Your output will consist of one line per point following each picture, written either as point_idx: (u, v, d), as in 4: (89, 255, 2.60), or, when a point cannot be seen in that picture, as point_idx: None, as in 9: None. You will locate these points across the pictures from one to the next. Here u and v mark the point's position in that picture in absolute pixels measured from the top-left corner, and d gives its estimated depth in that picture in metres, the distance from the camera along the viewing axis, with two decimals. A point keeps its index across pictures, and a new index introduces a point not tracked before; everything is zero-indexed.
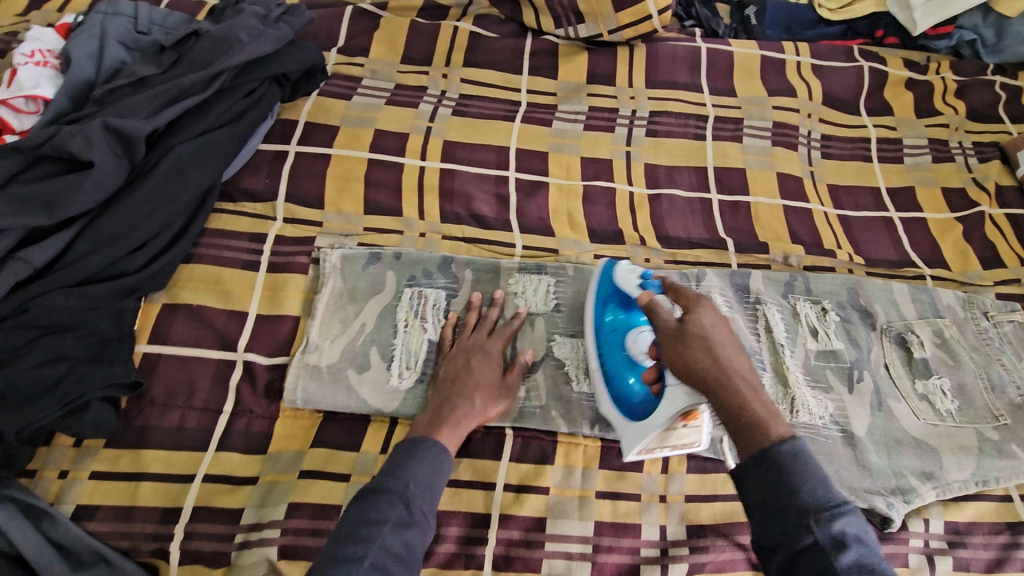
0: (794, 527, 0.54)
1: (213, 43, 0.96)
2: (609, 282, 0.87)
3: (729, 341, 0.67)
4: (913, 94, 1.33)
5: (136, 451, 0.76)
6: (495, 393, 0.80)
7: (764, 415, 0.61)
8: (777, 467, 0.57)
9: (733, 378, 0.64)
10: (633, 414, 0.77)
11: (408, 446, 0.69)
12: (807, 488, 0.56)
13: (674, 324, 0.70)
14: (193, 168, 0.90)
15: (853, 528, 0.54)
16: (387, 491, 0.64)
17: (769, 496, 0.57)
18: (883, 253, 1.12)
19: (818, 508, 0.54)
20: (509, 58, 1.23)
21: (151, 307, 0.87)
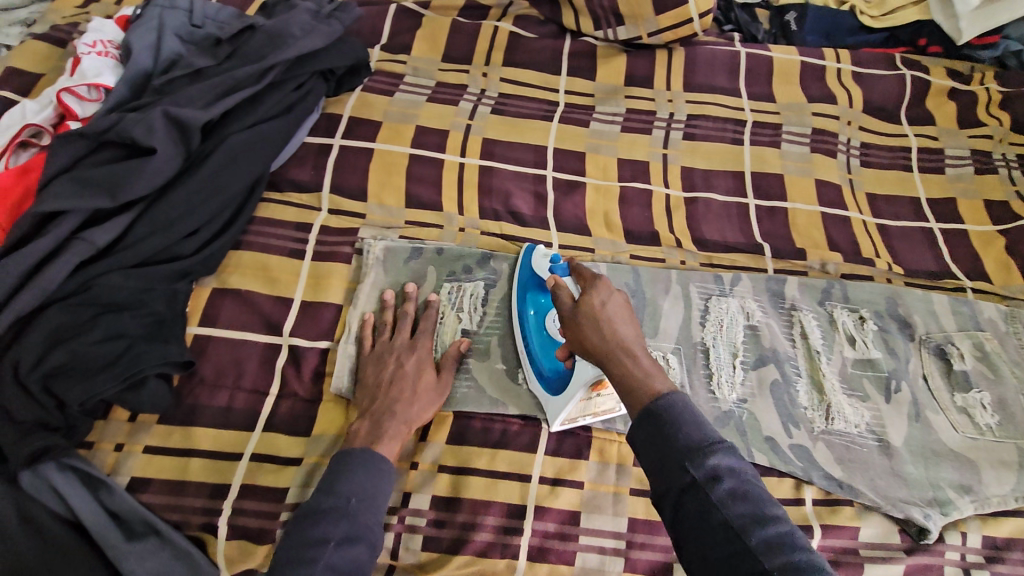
0: (676, 472, 0.56)
1: (268, 38, 0.99)
2: (527, 267, 0.91)
3: (618, 316, 0.69)
4: (956, 104, 1.31)
5: (187, 428, 0.79)
6: (430, 395, 0.81)
7: (643, 379, 0.63)
8: (656, 420, 0.58)
9: (623, 356, 0.66)
10: (553, 389, 0.81)
11: (342, 460, 0.70)
12: (684, 433, 0.57)
13: (570, 305, 0.72)
14: (245, 157, 0.93)
15: (729, 462, 0.56)
16: (328, 509, 0.65)
17: (652, 447, 0.58)
18: (922, 263, 1.11)
19: (692, 449, 0.56)
20: (549, 58, 1.25)
21: (202, 291, 0.90)
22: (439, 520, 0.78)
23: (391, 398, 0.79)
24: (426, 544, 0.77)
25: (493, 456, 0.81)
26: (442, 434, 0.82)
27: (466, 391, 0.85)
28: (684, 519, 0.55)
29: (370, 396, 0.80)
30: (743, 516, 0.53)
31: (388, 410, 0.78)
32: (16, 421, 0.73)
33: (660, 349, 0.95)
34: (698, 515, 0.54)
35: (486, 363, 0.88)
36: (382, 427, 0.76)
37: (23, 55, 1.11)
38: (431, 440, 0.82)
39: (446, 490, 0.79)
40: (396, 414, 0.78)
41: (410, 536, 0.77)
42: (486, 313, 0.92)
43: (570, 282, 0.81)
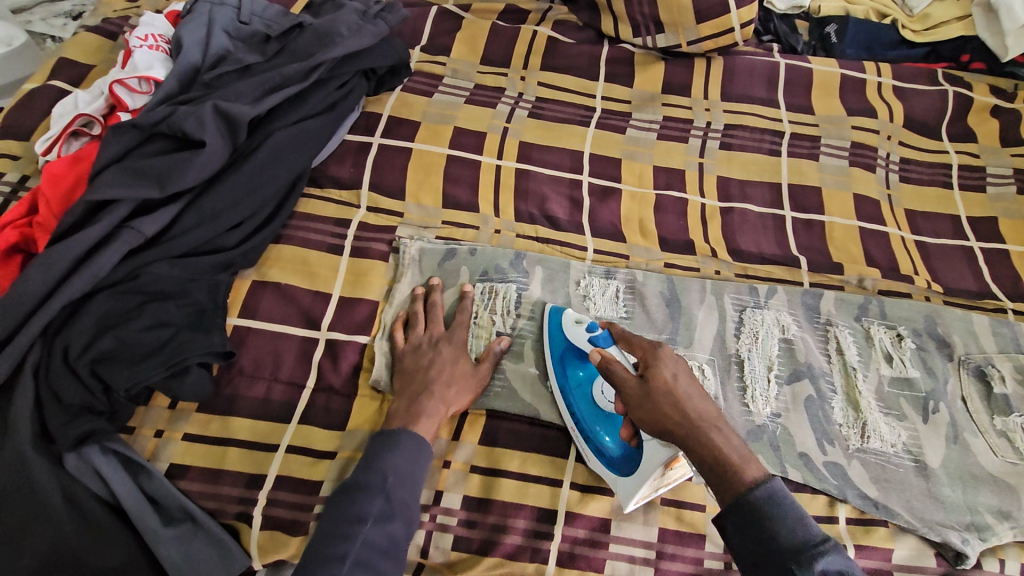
0: (780, 572, 0.58)
1: (315, 36, 1.01)
2: (559, 340, 0.86)
3: (690, 389, 0.72)
4: (998, 122, 1.29)
5: (226, 418, 0.80)
6: (469, 386, 0.82)
7: (736, 459, 0.66)
8: (756, 516, 0.61)
9: (707, 429, 0.68)
10: (622, 468, 0.77)
11: (383, 437, 0.71)
12: (787, 531, 0.59)
13: (637, 381, 0.74)
14: (289, 152, 0.95)
15: (835, 565, 0.57)
16: (365, 487, 0.66)
17: (753, 543, 0.60)
18: (961, 282, 1.09)
19: (798, 552, 0.58)
20: (586, 64, 1.25)
21: (242, 284, 0.91)
22: (470, 520, 0.77)
23: (428, 378, 0.81)
24: (457, 544, 0.76)
25: (525, 459, 0.81)
26: (474, 435, 0.83)
27: (500, 391, 0.85)
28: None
29: (404, 379, 0.82)
30: None
31: (423, 391, 0.79)
32: (64, 403, 0.73)
33: (694, 360, 0.94)
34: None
35: (520, 366, 0.88)
36: (421, 403, 0.78)
37: (75, 46, 1.14)
38: (463, 440, 0.82)
39: (477, 491, 0.79)
40: (432, 394, 0.79)
41: (441, 535, 0.77)
42: (521, 315, 0.93)
43: (620, 355, 0.81)
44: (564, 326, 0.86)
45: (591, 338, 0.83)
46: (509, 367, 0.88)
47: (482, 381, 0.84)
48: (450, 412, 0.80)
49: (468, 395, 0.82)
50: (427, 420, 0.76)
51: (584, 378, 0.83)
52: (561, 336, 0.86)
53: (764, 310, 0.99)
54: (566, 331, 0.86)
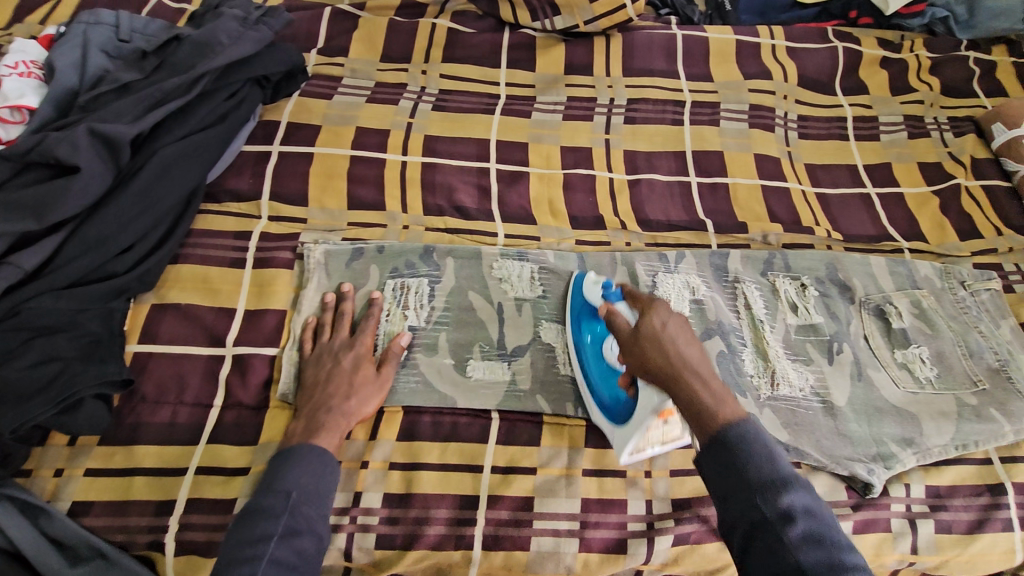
0: (745, 505, 0.56)
1: (194, 47, 0.98)
2: (580, 297, 0.90)
3: (682, 336, 0.68)
4: (888, 72, 1.35)
5: (129, 448, 0.78)
6: (369, 390, 0.81)
7: (712, 405, 0.62)
8: (728, 452, 0.58)
9: (689, 377, 0.65)
10: (619, 418, 0.79)
11: (283, 457, 0.72)
12: (756, 468, 0.57)
13: (628, 330, 0.71)
14: (177, 169, 0.93)
15: (802, 501, 0.55)
16: (268, 508, 0.66)
17: (722, 479, 0.57)
18: (860, 228, 1.14)
19: (767, 487, 0.56)
20: (487, 52, 1.25)
21: (141, 308, 0.88)
22: (392, 517, 0.77)
23: (327, 394, 0.80)
24: (380, 543, 0.76)
25: (444, 449, 0.82)
26: (392, 432, 0.82)
27: (415, 386, 0.85)
28: (753, 557, 0.54)
29: (306, 395, 0.81)
30: (814, 560, 0.52)
31: (323, 406, 0.79)
32: None
33: None
34: (767, 553, 0.53)
35: (435, 358, 0.88)
36: (319, 420, 0.77)
37: None
38: (380, 438, 0.82)
39: (398, 487, 0.79)
40: (332, 408, 0.79)
41: (363, 536, 0.76)
42: (434, 307, 0.93)
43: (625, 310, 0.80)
44: (584, 283, 0.90)
45: (602, 295, 0.85)
46: (424, 360, 0.88)
47: (384, 384, 0.83)
48: (351, 425, 0.80)
49: (371, 398, 0.81)
50: (327, 432, 0.76)
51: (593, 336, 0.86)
52: (580, 296, 0.90)
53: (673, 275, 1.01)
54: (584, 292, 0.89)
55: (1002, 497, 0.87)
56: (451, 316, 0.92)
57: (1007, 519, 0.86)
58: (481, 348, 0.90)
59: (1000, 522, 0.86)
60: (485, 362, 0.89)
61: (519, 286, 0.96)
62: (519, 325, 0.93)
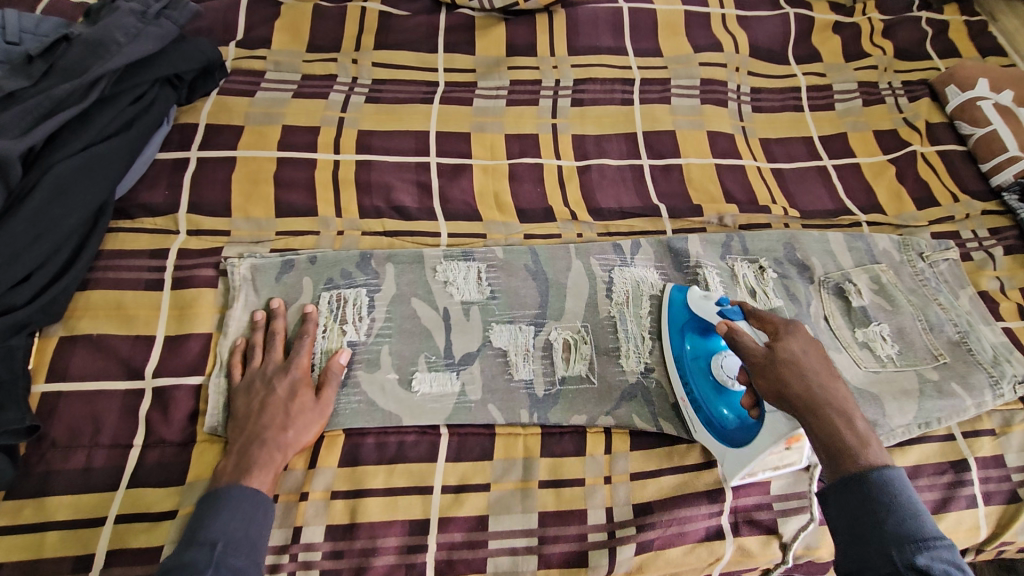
0: (876, 554, 0.58)
1: (86, 48, 0.87)
2: (683, 310, 0.86)
3: (821, 368, 0.67)
4: (840, 38, 1.31)
5: (40, 500, 0.71)
6: (307, 418, 0.75)
7: (854, 447, 0.62)
8: (865, 498, 0.60)
9: (831, 412, 0.63)
10: (732, 440, 0.76)
11: (208, 504, 0.66)
12: (894, 523, 0.58)
13: (762, 351, 0.69)
14: (77, 186, 0.83)
15: (940, 562, 0.56)
16: (189, 563, 0.60)
17: (854, 525, 0.60)
18: (817, 203, 1.11)
19: (904, 543, 0.57)
20: (423, 35, 1.17)
21: (47, 342, 0.80)
22: (337, 550, 0.72)
23: (260, 424, 0.74)
24: None
25: (390, 472, 0.77)
26: (333, 459, 0.77)
27: (356, 407, 0.80)
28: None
29: (236, 427, 0.74)
30: None
31: (257, 438, 0.72)
32: None
33: (566, 329, 0.89)
34: None
35: (376, 374, 0.82)
36: (250, 454, 0.71)
37: None
38: (320, 467, 0.76)
39: (341, 517, 0.74)
40: (266, 441, 0.72)
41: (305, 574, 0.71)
42: (374, 319, 0.86)
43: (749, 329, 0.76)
44: (689, 296, 0.85)
45: (718, 311, 0.80)
46: (365, 377, 0.82)
47: (323, 409, 0.77)
48: (290, 457, 0.74)
49: (310, 427, 0.75)
50: (259, 469, 0.70)
51: (697, 352, 0.82)
52: (685, 308, 0.85)
53: (630, 265, 0.95)
54: (690, 304, 0.84)
55: (965, 474, 0.86)
56: (393, 326, 0.86)
57: (970, 496, 0.85)
58: (426, 359, 0.84)
59: (963, 500, 0.85)
60: (431, 373, 0.83)
61: (465, 289, 0.90)
62: (467, 331, 0.87)
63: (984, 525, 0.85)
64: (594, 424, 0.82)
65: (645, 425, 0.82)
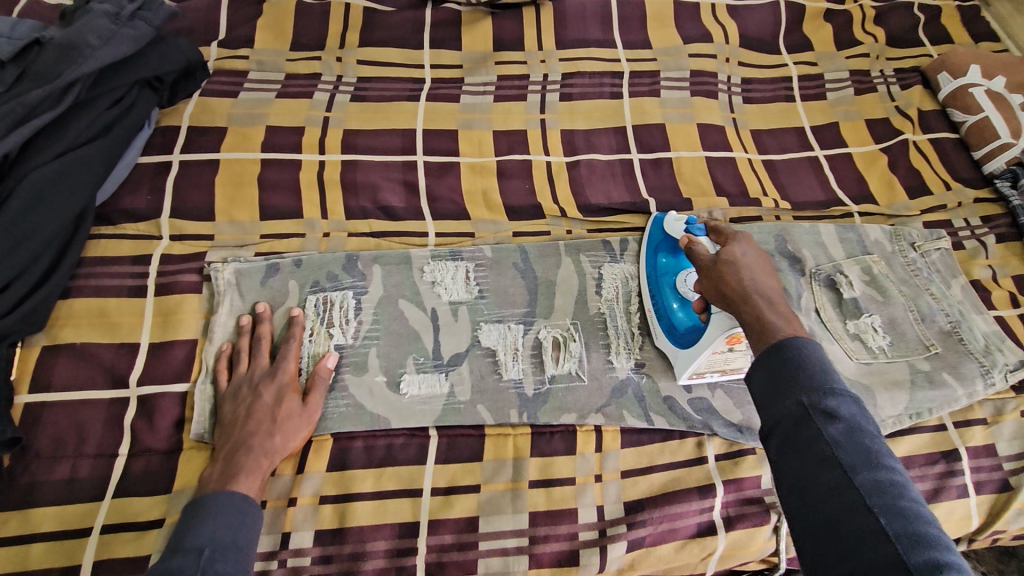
0: (789, 401, 0.54)
1: (59, 52, 0.85)
2: (660, 230, 0.90)
3: (759, 268, 0.70)
4: (832, 26, 1.29)
5: (25, 512, 0.70)
6: (294, 422, 0.74)
7: (777, 322, 0.62)
8: (781, 356, 0.57)
9: (760, 300, 0.66)
10: (683, 342, 0.82)
11: (191, 515, 0.64)
12: (807, 371, 0.55)
13: (708, 256, 0.73)
14: (55, 194, 0.82)
15: (848, 406, 0.53)
16: (176, 570, 0.58)
17: (770, 380, 0.56)
18: (809, 194, 1.10)
19: (815, 388, 0.54)
20: (408, 32, 1.15)
21: (30, 352, 0.79)
22: (326, 555, 0.72)
23: (247, 431, 0.73)
24: None
25: (379, 476, 0.76)
26: (321, 463, 0.76)
27: (344, 411, 0.79)
28: (789, 452, 0.53)
29: (223, 433, 0.74)
30: (854, 458, 0.50)
31: (244, 444, 0.72)
32: None
33: (556, 327, 0.88)
34: (805, 447, 0.51)
35: (364, 377, 0.82)
36: (236, 461, 0.70)
37: None
38: (308, 471, 0.76)
39: (330, 521, 0.73)
40: (253, 447, 0.71)
41: None
42: (361, 322, 0.86)
43: (707, 242, 0.79)
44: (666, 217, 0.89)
45: (686, 228, 0.84)
46: (353, 380, 0.81)
47: (310, 414, 0.76)
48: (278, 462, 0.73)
49: (298, 432, 0.74)
50: (246, 476, 0.69)
51: (669, 265, 0.87)
52: (661, 230, 0.90)
53: (620, 262, 0.94)
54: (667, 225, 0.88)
55: (957, 464, 0.86)
56: (381, 329, 0.85)
57: (962, 486, 0.85)
58: (415, 361, 0.84)
59: (955, 490, 0.85)
60: (420, 375, 0.82)
61: (453, 289, 0.89)
62: (455, 332, 0.86)
63: (976, 514, 0.85)
64: (584, 423, 0.82)
65: (635, 422, 0.82)
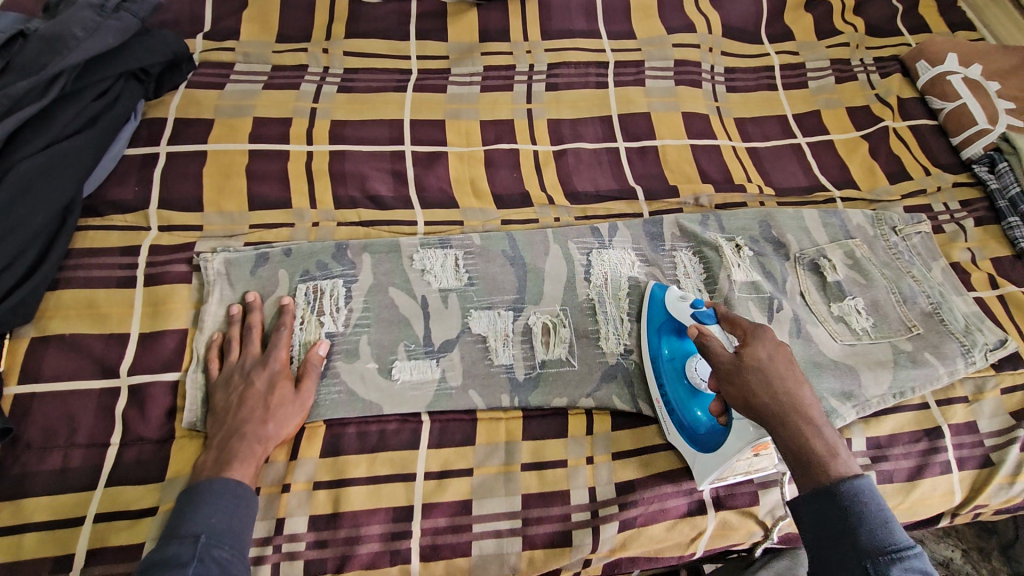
0: (852, 566, 0.56)
1: (43, 44, 0.84)
2: (661, 310, 0.85)
3: (787, 371, 0.64)
4: (813, 16, 1.31)
5: (16, 502, 0.70)
6: (286, 408, 0.75)
7: (823, 453, 0.60)
8: (839, 509, 0.58)
9: (797, 419, 0.61)
10: (703, 445, 0.76)
11: (186, 499, 0.65)
12: (867, 531, 0.56)
13: (729, 356, 0.67)
14: (42, 185, 0.82)
15: (915, 570, 0.54)
16: (173, 558, 0.59)
17: (829, 536, 0.58)
18: (792, 180, 1.12)
19: (878, 554, 0.55)
20: (394, 23, 1.15)
21: (19, 343, 0.79)
22: (321, 540, 0.72)
23: (240, 418, 0.73)
24: (309, 568, 0.71)
25: (373, 461, 0.77)
26: (314, 450, 0.77)
27: (336, 397, 0.80)
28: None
29: (216, 420, 0.74)
30: None
31: (237, 431, 0.72)
32: None
33: (546, 313, 0.89)
34: None
35: (356, 364, 0.82)
36: (231, 448, 0.71)
37: None
38: (301, 458, 0.76)
39: (324, 507, 0.74)
40: (246, 434, 0.72)
41: (290, 564, 0.71)
42: (352, 310, 0.86)
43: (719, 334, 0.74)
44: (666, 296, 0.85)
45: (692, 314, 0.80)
46: (344, 368, 0.82)
47: (302, 401, 0.76)
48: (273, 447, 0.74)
49: (290, 418, 0.75)
50: (241, 462, 0.70)
51: (674, 355, 0.81)
52: (664, 310, 0.84)
53: (607, 248, 0.95)
54: (669, 305, 0.84)
55: (939, 441, 0.88)
56: (372, 317, 0.86)
57: (945, 462, 0.87)
58: (406, 347, 0.84)
59: (938, 466, 0.87)
60: (411, 361, 0.83)
61: (443, 276, 0.90)
62: (446, 318, 0.87)
63: (959, 490, 0.87)
64: (575, 406, 0.83)
65: (625, 406, 0.83)
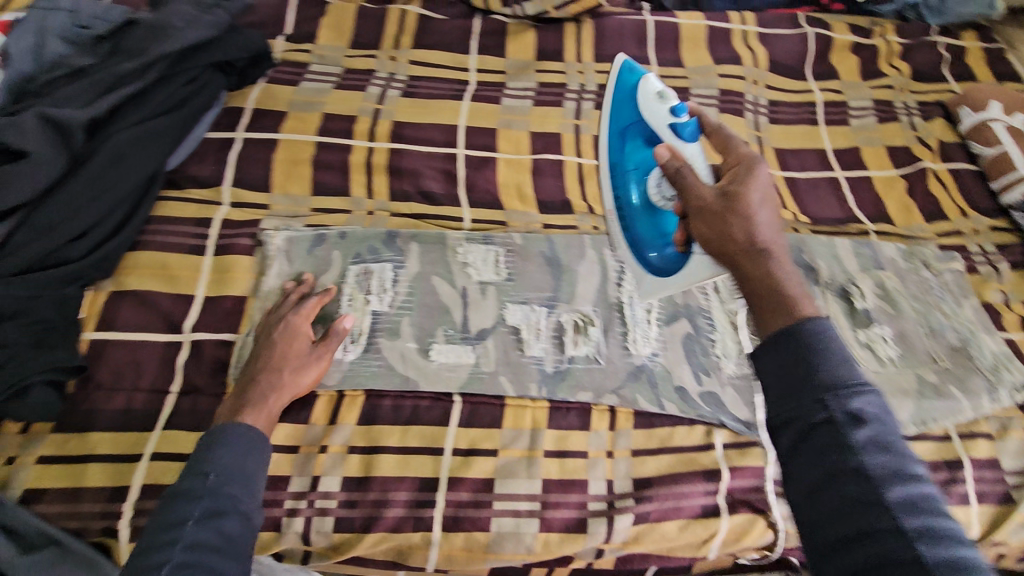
0: (808, 402, 0.51)
1: (146, 31, 0.98)
2: (636, 114, 0.87)
3: (768, 214, 0.63)
4: (859, 58, 1.35)
5: (84, 435, 0.77)
6: (311, 368, 0.80)
7: (791, 295, 0.57)
8: (802, 343, 0.53)
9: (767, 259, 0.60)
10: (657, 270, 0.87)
11: (206, 437, 0.67)
12: (826, 366, 0.52)
13: (715, 196, 0.66)
14: (133, 153, 0.92)
15: (875, 407, 0.51)
16: (188, 492, 0.62)
17: (787, 375, 0.53)
18: (828, 211, 1.14)
19: (836, 388, 0.51)
20: (458, 38, 1.24)
21: (99, 295, 0.87)
22: (351, 500, 0.77)
23: (264, 368, 0.79)
24: (338, 526, 0.76)
25: (404, 433, 0.82)
26: (352, 417, 0.82)
27: (375, 370, 0.85)
28: (806, 453, 0.51)
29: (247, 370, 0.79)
30: (880, 465, 0.49)
31: (258, 381, 0.77)
32: None
33: (576, 312, 0.93)
34: (822, 453, 0.50)
35: (397, 342, 0.88)
36: (276, 403, 0.76)
37: None
38: (340, 423, 0.82)
39: (357, 470, 0.79)
40: (267, 385, 0.77)
41: (321, 520, 0.76)
42: (397, 293, 0.92)
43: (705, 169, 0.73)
44: (643, 104, 0.85)
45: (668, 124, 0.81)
46: (384, 345, 0.87)
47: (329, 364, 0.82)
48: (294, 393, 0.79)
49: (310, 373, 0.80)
50: (252, 411, 0.74)
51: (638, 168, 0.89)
52: (636, 113, 0.87)
53: None
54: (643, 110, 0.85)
55: (959, 472, 0.88)
56: (414, 301, 0.92)
57: (963, 493, 0.87)
58: (444, 332, 0.89)
59: (957, 496, 0.87)
60: (448, 345, 0.88)
61: (483, 270, 0.95)
62: (482, 309, 0.92)
63: (976, 523, 0.87)
64: (599, 401, 0.86)
65: (648, 405, 0.86)
